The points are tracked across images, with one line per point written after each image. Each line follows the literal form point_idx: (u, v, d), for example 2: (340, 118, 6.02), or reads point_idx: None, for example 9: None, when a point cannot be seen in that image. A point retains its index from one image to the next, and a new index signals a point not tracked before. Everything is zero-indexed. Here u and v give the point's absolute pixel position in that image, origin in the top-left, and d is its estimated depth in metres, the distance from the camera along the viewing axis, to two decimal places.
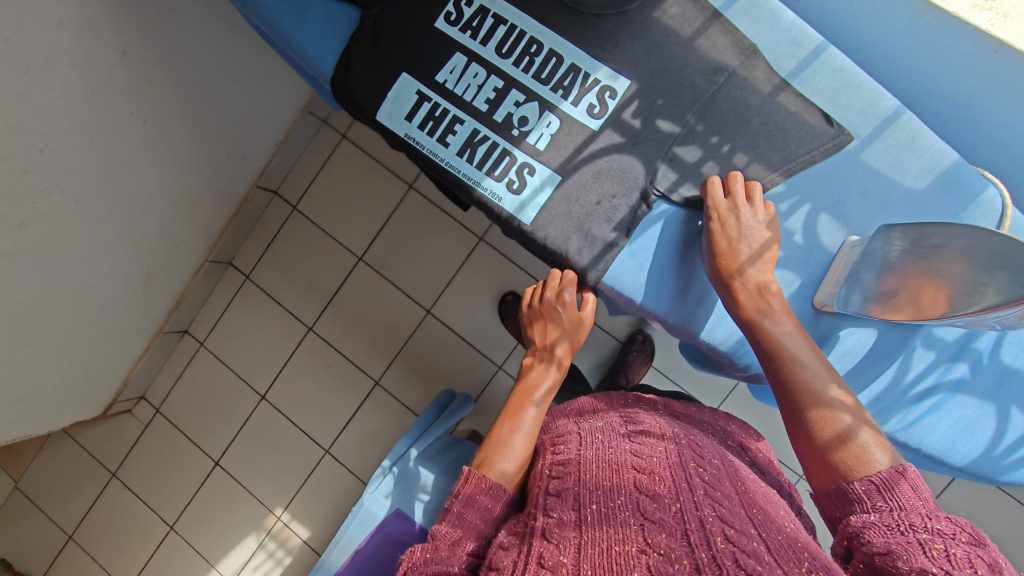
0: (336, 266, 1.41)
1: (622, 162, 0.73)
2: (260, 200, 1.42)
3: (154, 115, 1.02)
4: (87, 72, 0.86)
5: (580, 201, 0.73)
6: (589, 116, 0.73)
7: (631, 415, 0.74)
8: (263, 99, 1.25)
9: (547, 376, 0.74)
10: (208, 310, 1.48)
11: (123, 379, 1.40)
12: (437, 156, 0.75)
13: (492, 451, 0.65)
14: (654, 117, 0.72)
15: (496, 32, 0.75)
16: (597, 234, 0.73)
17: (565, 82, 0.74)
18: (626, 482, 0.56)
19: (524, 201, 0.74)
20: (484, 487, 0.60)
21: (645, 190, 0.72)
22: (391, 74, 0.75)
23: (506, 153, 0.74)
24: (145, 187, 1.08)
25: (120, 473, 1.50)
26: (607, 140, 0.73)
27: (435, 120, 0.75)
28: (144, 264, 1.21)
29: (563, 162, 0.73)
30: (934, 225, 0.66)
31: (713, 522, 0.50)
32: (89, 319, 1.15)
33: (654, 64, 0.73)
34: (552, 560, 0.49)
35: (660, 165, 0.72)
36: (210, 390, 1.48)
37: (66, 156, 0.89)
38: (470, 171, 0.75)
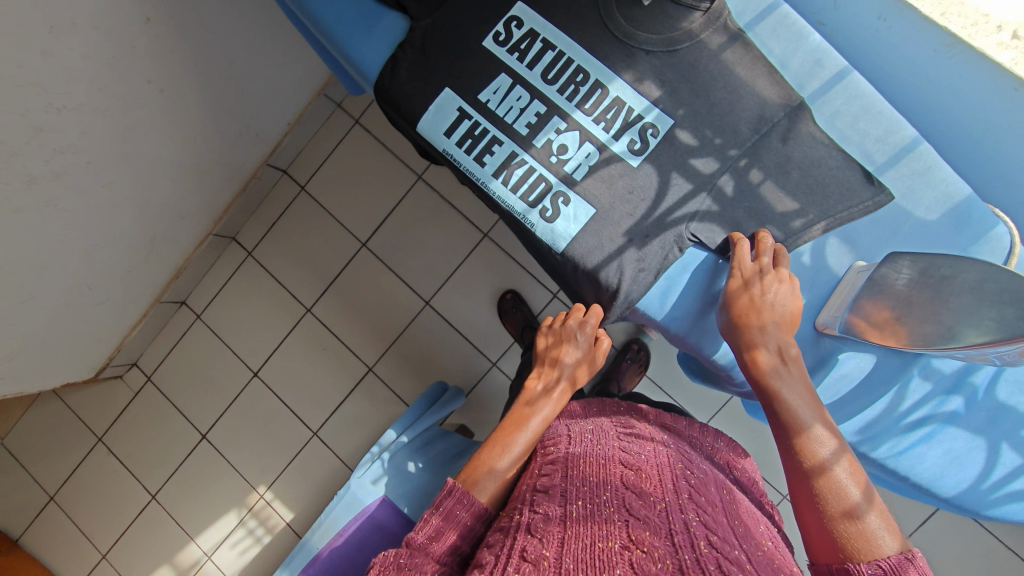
0: (339, 250, 1.41)
1: (645, 180, 0.71)
2: (268, 178, 1.41)
3: (171, 84, 1.01)
4: (109, 35, 0.85)
5: (612, 237, 0.71)
6: (630, 153, 0.71)
7: (622, 420, 0.74)
8: (281, 77, 1.25)
9: (546, 404, 0.70)
10: (208, 283, 1.47)
11: (117, 345, 1.40)
12: (473, 175, 0.73)
13: (476, 472, 0.62)
14: (675, 128, 0.71)
15: (544, 57, 0.71)
16: (627, 271, 0.70)
17: (608, 115, 0.71)
18: (612, 478, 0.57)
19: (556, 230, 0.71)
20: (466, 503, 0.58)
21: (681, 236, 0.70)
22: (432, 88, 0.72)
23: (542, 179, 0.71)
24: (157, 155, 1.08)
25: (106, 439, 1.50)
26: (644, 176, 0.71)
27: (473, 139, 0.72)
28: (149, 232, 1.21)
29: (599, 197, 0.71)
30: (946, 255, 0.67)
31: (697, 527, 0.51)
32: (89, 282, 1.15)
33: (700, 107, 0.71)
34: (534, 553, 0.48)
35: (699, 207, 0.70)
36: (203, 363, 1.48)
37: (81, 117, 0.89)
38: (505, 195, 0.72)
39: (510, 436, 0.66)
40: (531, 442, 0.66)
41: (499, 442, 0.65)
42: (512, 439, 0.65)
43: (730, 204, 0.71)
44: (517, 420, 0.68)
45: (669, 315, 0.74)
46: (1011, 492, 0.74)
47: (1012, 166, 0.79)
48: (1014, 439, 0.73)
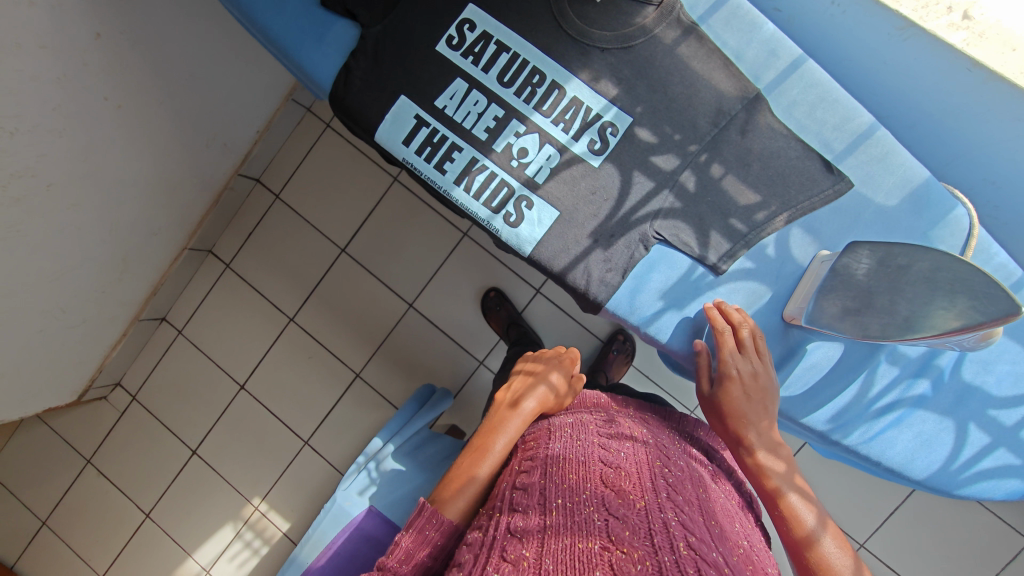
0: (319, 256, 1.40)
1: (606, 180, 0.70)
2: (241, 188, 1.39)
3: (129, 99, 0.98)
4: (60, 54, 0.82)
5: (577, 239, 0.70)
6: (589, 153, 0.70)
7: (606, 415, 0.75)
8: (245, 85, 1.22)
9: (516, 413, 0.70)
10: (187, 298, 1.45)
11: (98, 366, 1.38)
12: (435, 183, 0.72)
13: (451, 485, 0.63)
14: (634, 126, 0.70)
15: (498, 59, 0.70)
16: (595, 274, 0.71)
17: (566, 116, 0.71)
18: (592, 476, 0.57)
19: (521, 235, 0.71)
20: (436, 524, 0.58)
21: (645, 234, 0.70)
22: (387, 96, 0.71)
23: (504, 184, 0.71)
24: (121, 172, 1.06)
25: (95, 460, 1.49)
26: (606, 176, 0.70)
27: (433, 147, 0.71)
28: (119, 250, 1.19)
29: (563, 199, 0.70)
30: (901, 245, 0.66)
31: (676, 527, 0.52)
32: (61, 305, 1.13)
33: (657, 103, 0.70)
34: (514, 553, 0.49)
35: (662, 205, 0.70)
36: (188, 378, 1.46)
37: (37, 139, 0.86)
38: (468, 202, 0.71)
39: (486, 442, 0.67)
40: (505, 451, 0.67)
41: (474, 449, 0.67)
42: (489, 444, 0.67)
43: (693, 199, 0.70)
44: (491, 426, 0.69)
45: (641, 316, 0.73)
46: (978, 470, 0.75)
47: (975, 144, 0.80)
48: (981, 418, 0.75)
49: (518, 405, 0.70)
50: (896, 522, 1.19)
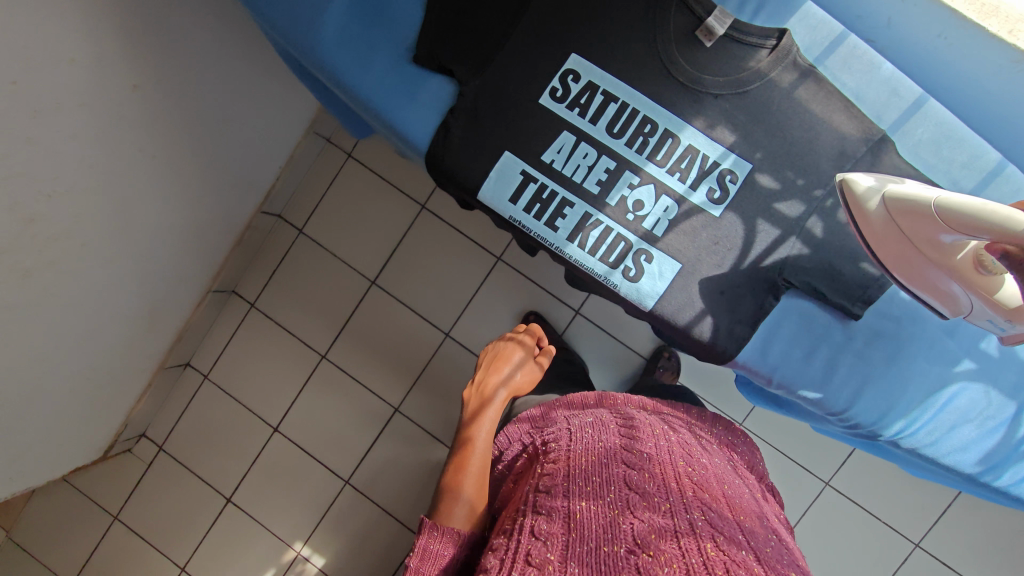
0: (348, 290, 1.37)
1: (726, 226, 0.73)
2: (264, 225, 1.35)
3: (163, 149, 0.94)
4: (99, 112, 0.78)
5: (699, 291, 0.73)
6: (710, 203, 0.73)
7: (620, 416, 0.81)
8: (269, 123, 1.18)
9: (487, 404, 0.89)
10: (212, 340, 1.41)
11: (124, 419, 1.32)
12: (547, 241, 0.74)
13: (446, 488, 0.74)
14: (755, 173, 0.73)
15: (606, 110, 0.73)
16: (721, 323, 0.74)
17: (682, 164, 0.73)
18: (616, 480, 0.62)
19: (641, 289, 0.74)
20: (439, 537, 0.63)
21: (775, 281, 0.74)
22: (491, 153, 0.73)
23: (621, 239, 0.74)
24: (152, 223, 1.01)
25: (122, 515, 1.43)
26: (726, 225, 0.73)
27: (542, 203, 0.73)
28: (147, 301, 1.14)
29: (681, 249, 0.73)
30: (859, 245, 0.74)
31: (703, 527, 0.55)
32: (90, 361, 1.08)
33: (777, 148, 0.73)
34: (539, 556, 0.52)
35: (790, 253, 0.73)
36: (217, 424, 1.41)
37: (73, 199, 0.82)
38: (583, 256, 0.74)
39: (468, 442, 0.81)
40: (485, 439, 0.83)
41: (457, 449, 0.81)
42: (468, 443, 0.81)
43: (821, 245, 0.73)
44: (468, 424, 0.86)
45: (773, 366, 0.78)
46: None
47: None
48: None
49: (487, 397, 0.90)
50: (949, 522, 1.19)
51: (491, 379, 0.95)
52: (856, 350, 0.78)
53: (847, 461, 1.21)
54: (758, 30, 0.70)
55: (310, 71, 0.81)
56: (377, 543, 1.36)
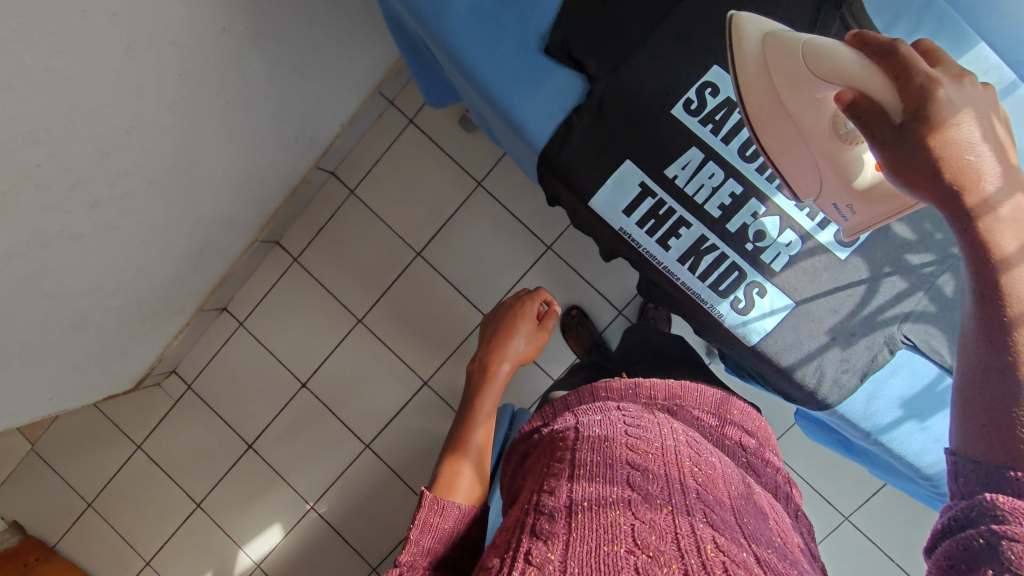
0: (393, 258, 1.36)
1: (850, 269, 0.73)
2: (316, 181, 1.33)
3: (238, 95, 0.92)
4: (185, 50, 0.76)
5: (812, 333, 0.74)
6: (838, 245, 0.73)
7: (625, 406, 0.75)
8: (342, 79, 1.16)
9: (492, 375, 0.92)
10: (251, 289, 1.41)
11: (158, 354, 1.34)
12: (656, 258, 0.75)
13: (450, 459, 0.76)
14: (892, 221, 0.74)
15: (741, 130, 0.72)
16: (828, 370, 0.75)
17: (814, 201, 0.73)
18: (619, 478, 0.57)
19: (748, 321, 0.75)
20: (437, 510, 0.65)
21: (893, 338, 0.74)
22: (613, 159, 0.73)
23: (736, 268, 0.74)
24: (215, 168, 1.00)
25: (145, 446, 1.46)
26: (851, 269, 0.73)
27: (657, 219, 0.74)
28: (198, 244, 1.14)
29: (797, 287, 0.74)
30: None
31: (704, 529, 0.52)
32: (137, 295, 1.09)
33: None
34: (540, 556, 0.49)
35: (914, 307, 0.74)
36: (247, 371, 1.43)
37: (149, 137, 0.81)
38: (691, 280, 0.75)
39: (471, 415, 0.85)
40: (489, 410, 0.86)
41: (463, 420, 0.84)
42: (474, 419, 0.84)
43: (949, 302, 0.73)
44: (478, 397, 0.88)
45: (874, 423, 0.77)
46: None
47: None
48: None
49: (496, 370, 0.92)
50: None
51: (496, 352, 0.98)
52: None
53: (870, 499, 1.20)
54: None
55: (427, 45, 0.79)
56: (388, 509, 1.37)
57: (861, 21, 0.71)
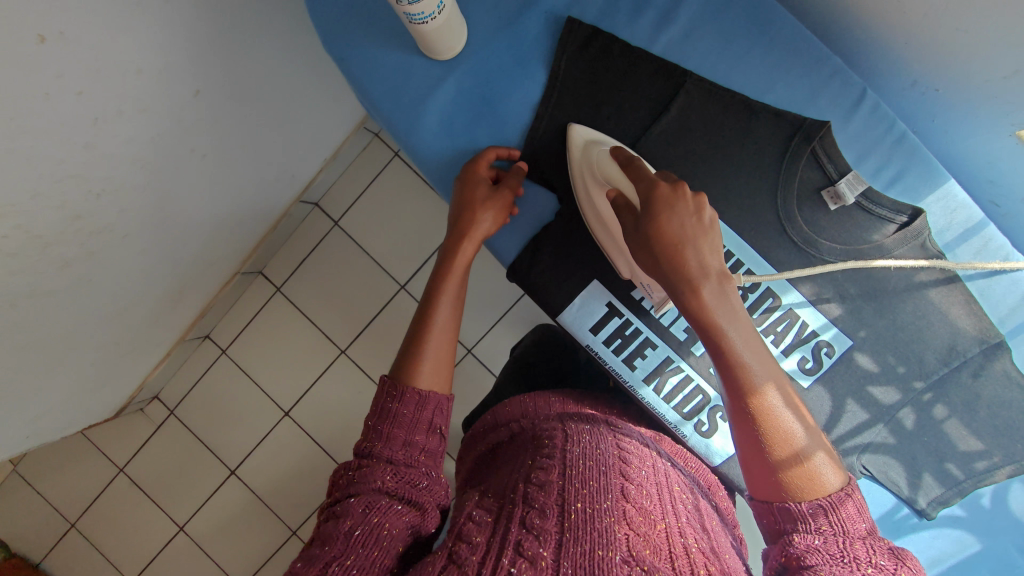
0: (376, 291, 1.35)
1: (812, 396, 0.77)
2: (299, 213, 1.32)
3: (214, 148, 0.91)
4: (156, 115, 0.75)
5: None
6: (802, 371, 0.77)
7: (613, 419, 0.72)
8: (324, 117, 1.15)
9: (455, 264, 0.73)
10: (233, 318, 1.41)
11: (140, 384, 1.34)
12: (622, 377, 0.78)
13: (407, 353, 0.68)
14: (854, 352, 0.76)
15: None
16: None
17: (779, 327, 0.76)
18: (614, 486, 0.56)
19: (711, 444, 0.78)
20: (397, 395, 0.63)
21: (851, 466, 0.77)
22: (581, 281, 0.77)
23: (700, 391, 0.77)
24: (192, 213, 0.99)
25: (128, 469, 1.46)
26: (814, 398, 0.77)
27: (624, 338, 0.78)
28: (178, 282, 1.13)
29: None
30: (826, 235, 0.73)
31: (697, 553, 0.53)
32: (116, 335, 1.08)
33: (881, 331, 0.76)
34: (531, 549, 0.49)
35: (873, 438, 0.77)
36: (230, 399, 1.42)
37: (121, 197, 0.80)
38: (656, 399, 0.78)
39: (428, 317, 0.70)
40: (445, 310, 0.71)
41: (418, 320, 0.71)
42: (433, 310, 0.71)
43: (909, 434, 0.77)
44: (435, 284, 0.73)
45: None
46: None
47: None
48: None
49: (457, 250, 0.73)
50: None
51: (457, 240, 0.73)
52: (926, 549, 0.80)
53: None
54: (890, 204, 0.72)
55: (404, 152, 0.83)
56: None
57: (832, 154, 0.73)
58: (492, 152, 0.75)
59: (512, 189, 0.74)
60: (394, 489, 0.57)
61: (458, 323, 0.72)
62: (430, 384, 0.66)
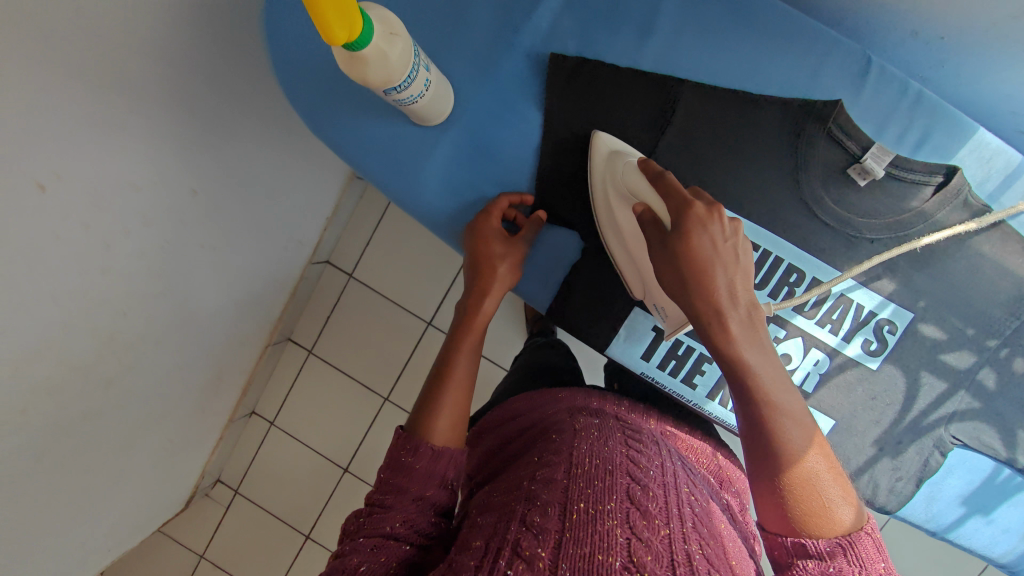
0: (405, 333, 1.36)
1: (887, 378, 0.76)
2: (313, 275, 1.33)
3: (220, 238, 0.92)
4: (161, 224, 0.76)
5: (859, 447, 0.77)
6: (867, 355, 0.75)
7: (629, 420, 0.68)
8: (316, 178, 1.15)
9: (475, 318, 0.74)
10: (274, 389, 1.42)
11: (201, 471, 1.36)
12: (685, 397, 0.78)
13: (424, 409, 0.68)
14: (920, 323, 0.75)
15: None
16: (880, 478, 0.77)
17: (834, 316, 0.75)
18: (617, 486, 0.52)
19: None
20: (409, 448, 0.63)
21: (941, 439, 0.77)
22: (624, 308, 0.76)
23: None
24: (213, 303, 0.99)
25: (208, 554, 1.46)
26: (886, 379, 0.76)
27: (677, 359, 0.77)
28: (215, 368, 1.14)
29: (833, 404, 0.76)
30: (862, 214, 0.73)
31: (700, 560, 0.48)
32: (169, 433, 1.10)
33: (942, 298, 0.75)
34: (530, 550, 0.47)
35: (956, 406, 0.77)
36: (288, 468, 1.44)
37: (146, 308, 0.81)
38: (723, 412, 0.77)
39: (446, 374, 0.70)
40: (465, 368, 0.72)
41: (435, 377, 0.71)
42: (451, 365, 0.71)
43: (992, 394, 0.77)
44: (455, 337, 0.74)
45: (938, 522, 0.80)
46: None
47: None
48: None
49: (476, 307, 0.74)
50: None
51: (476, 298, 0.74)
52: None
53: None
54: (922, 168, 0.71)
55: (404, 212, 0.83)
56: None
57: (850, 131, 0.71)
58: (505, 200, 0.74)
59: (527, 241, 0.74)
60: (403, 535, 0.57)
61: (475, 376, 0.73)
62: (446, 438, 0.66)
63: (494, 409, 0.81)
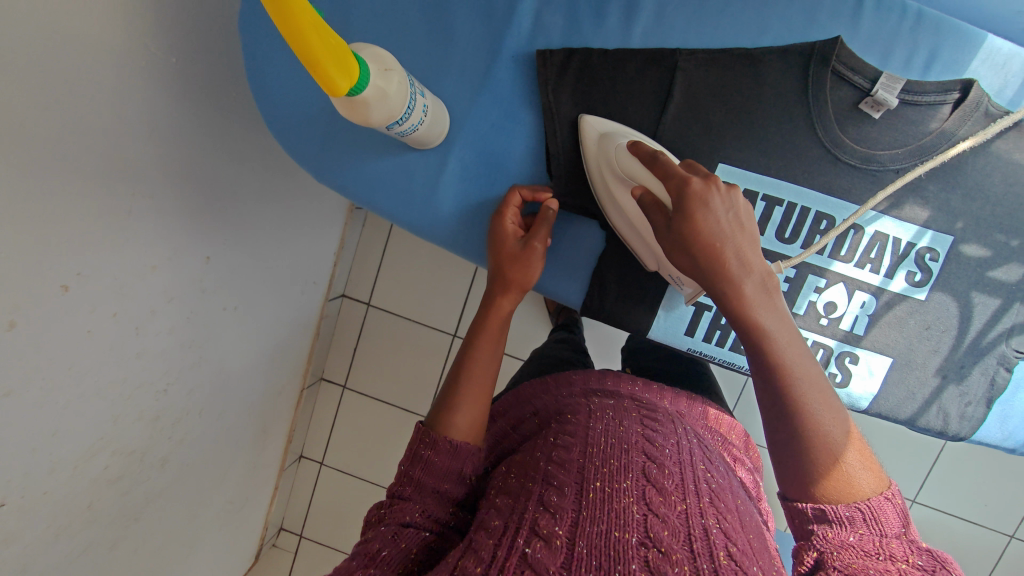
0: (433, 350, 1.36)
1: (938, 305, 0.75)
2: (332, 311, 1.34)
3: (239, 296, 0.92)
4: (183, 296, 0.76)
5: (922, 379, 0.76)
6: (914, 287, 0.74)
7: (642, 400, 0.67)
8: (319, 217, 1.15)
9: (494, 315, 0.73)
10: (317, 429, 1.44)
11: (264, 523, 1.38)
12: (736, 364, 0.77)
13: (446, 403, 0.67)
14: (962, 244, 0.74)
15: (774, 215, 0.73)
16: (949, 407, 0.76)
17: (872, 254, 0.74)
18: (632, 464, 0.52)
19: (855, 393, 0.75)
20: (430, 444, 0.62)
21: (1005, 356, 0.76)
22: (656, 288, 0.76)
23: (822, 346, 0.75)
24: (245, 361, 1.00)
25: None
26: (938, 306, 0.75)
27: (722, 330, 0.76)
28: (258, 423, 1.15)
29: (887, 342, 0.75)
30: (881, 144, 0.71)
31: (716, 534, 0.47)
32: (227, 493, 1.11)
33: (979, 214, 0.73)
34: (547, 527, 0.46)
35: (1015, 320, 0.75)
36: (347, 505, 1.44)
37: (183, 380, 0.82)
38: None
39: (467, 369, 0.69)
40: (488, 365, 0.71)
41: (455, 371, 0.70)
42: (470, 361, 0.70)
43: None
44: (473, 335, 0.73)
45: (1017, 439, 0.79)
46: None
47: None
48: None
49: (494, 302, 0.73)
50: None
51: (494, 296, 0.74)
52: None
53: None
54: (935, 87, 0.70)
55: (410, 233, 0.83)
56: None
57: (856, 67, 0.70)
58: (516, 197, 0.73)
59: (541, 240, 0.72)
60: (421, 525, 0.56)
61: (495, 373, 0.72)
62: (466, 435, 0.65)
63: (504, 395, 0.81)
